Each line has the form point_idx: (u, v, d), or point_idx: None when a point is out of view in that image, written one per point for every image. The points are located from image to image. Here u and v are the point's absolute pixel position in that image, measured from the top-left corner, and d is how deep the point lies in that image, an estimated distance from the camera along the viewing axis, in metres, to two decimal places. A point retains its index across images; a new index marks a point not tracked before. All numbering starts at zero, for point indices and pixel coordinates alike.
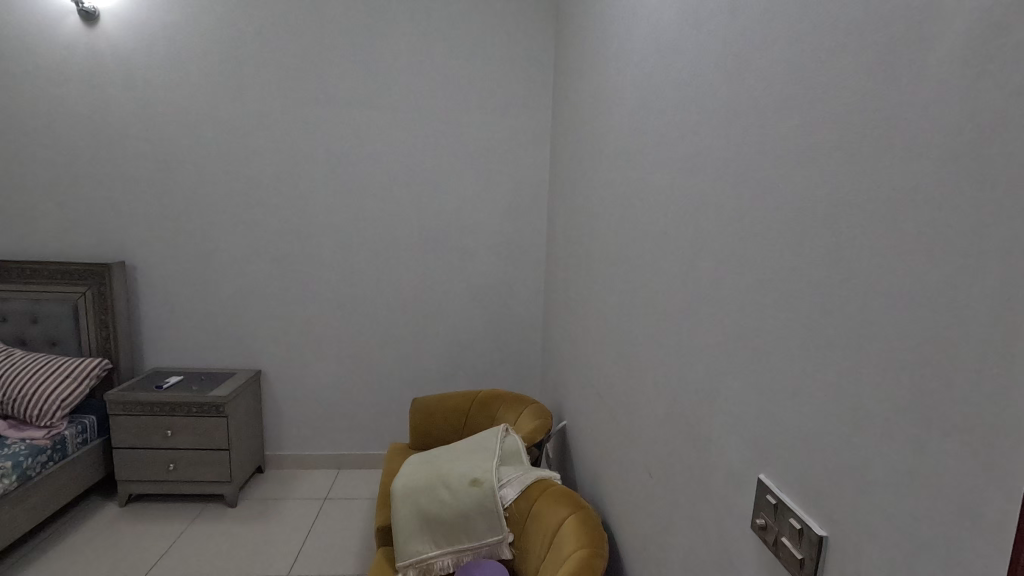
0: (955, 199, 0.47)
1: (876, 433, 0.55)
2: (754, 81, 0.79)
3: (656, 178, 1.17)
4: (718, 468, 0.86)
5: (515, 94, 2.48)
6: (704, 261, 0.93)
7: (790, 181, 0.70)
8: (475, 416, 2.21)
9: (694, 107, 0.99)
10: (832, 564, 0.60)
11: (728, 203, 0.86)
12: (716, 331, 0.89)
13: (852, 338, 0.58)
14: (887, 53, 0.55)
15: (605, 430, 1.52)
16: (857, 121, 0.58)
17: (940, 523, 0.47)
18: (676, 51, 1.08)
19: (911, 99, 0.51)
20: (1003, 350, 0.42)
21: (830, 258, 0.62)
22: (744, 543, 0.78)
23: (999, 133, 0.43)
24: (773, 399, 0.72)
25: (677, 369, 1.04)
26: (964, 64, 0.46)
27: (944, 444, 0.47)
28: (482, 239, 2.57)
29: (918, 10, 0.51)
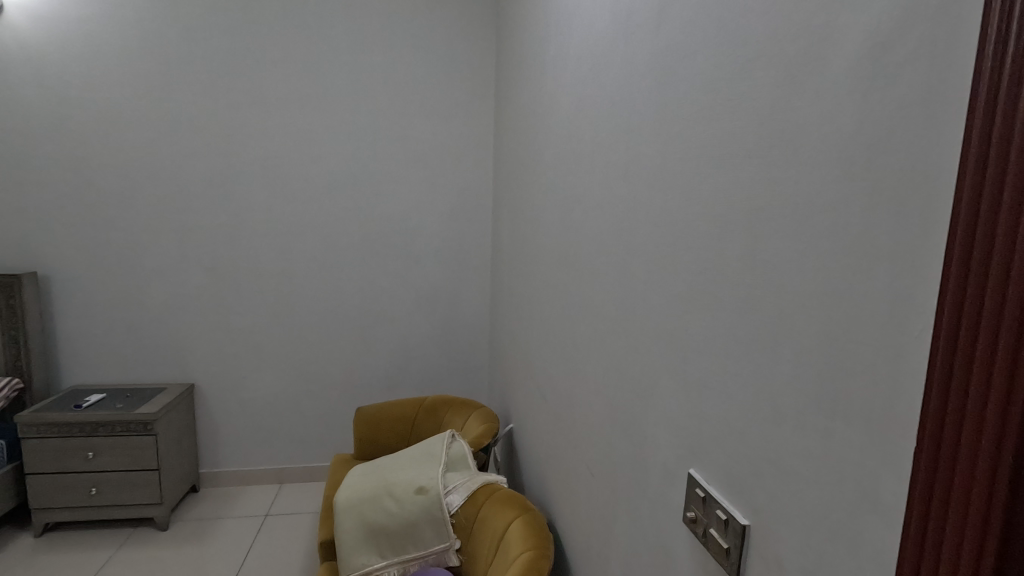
0: (850, 205, 0.50)
1: (790, 425, 0.58)
2: (678, 89, 0.83)
3: (592, 182, 1.20)
4: (653, 465, 0.89)
5: (457, 99, 2.48)
6: (638, 264, 0.96)
7: (712, 186, 0.73)
8: (422, 423, 2.19)
9: (626, 113, 1.02)
10: (754, 551, 0.63)
11: (658, 208, 0.89)
12: (650, 331, 0.91)
13: (768, 336, 0.62)
14: (793, 66, 0.58)
15: (550, 432, 1.54)
16: (768, 130, 0.62)
17: (845, 507, 0.51)
18: (609, 59, 1.11)
19: (815, 110, 0.55)
20: (892, 344, 0.46)
21: (748, 260, 0.65)
22: (678, 537, 0.81)
23: (886, 144, 0.47)
24: (701, 395, 0.75)
25: (614, 369, 1.06)
26: (856, 81, 0.50)
27: (846, 432, 0.51)
28: (426, 243, 2.55)
29: (818, 30, 0.55)
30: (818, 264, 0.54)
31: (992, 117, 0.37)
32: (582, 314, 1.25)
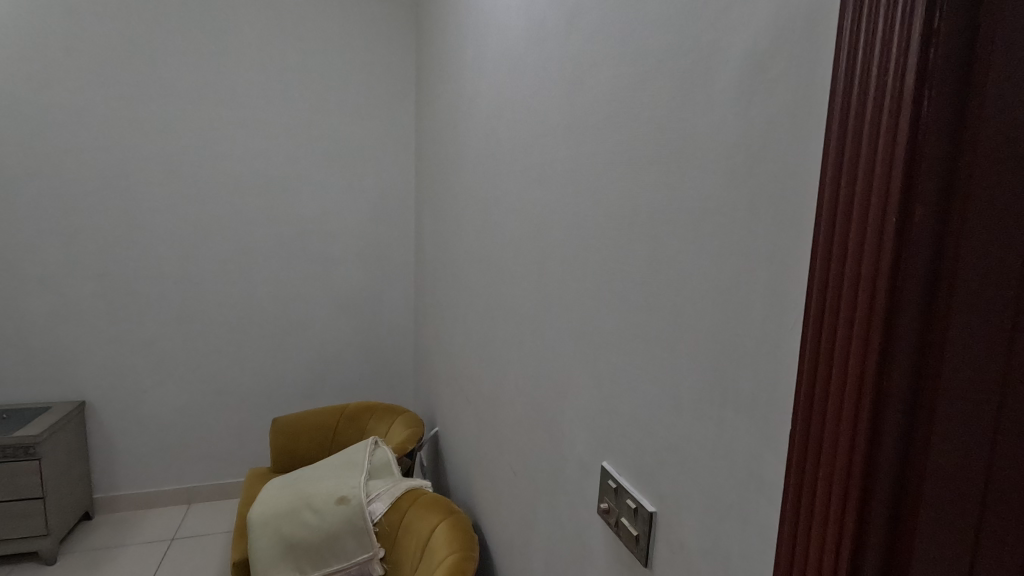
0: (736, 210, 0.55)
1: (688, 415, 0.62)
2: (587, 96, 0.86)
3: (510, 184, 1.22)
4: (570, 461, 0.92)
5: (376, 98, 2.42)
6: (554, 265, 0.98)
7: (618, 190, 0.77)
8: (344, 431, 2.12)
9: (540, 118, 1.04)
10: (660, 536, 0.67)
11: (570, 210, 0.92)
12: (564, 330, 0.94)
13: (668, 332, 0.65)
14: (685, 78, 0.62)
15: (474, 434, 1.54)
16: (665, 138, 0.66)
17: (735, 487, 0.55)
18: (524, 63, 1.13)
19: (705, 120, 0.59)
20: (771, 336, 0.50)
21: (651, 262, 0.69)
22: (594, 529, 0.84)
23: (764, 153, 0.51)
24: (612, 391, 0.78)
25: (534, 368, 1.08)
26: (739, 94, 0.54)
27: (735, 418, 0.55)
28: (346, 246, 2.47)
29: (705, 48, 0.59)
30: (710, 263, 0.58)
31: (845, 130, 0.42)
32: (503, 315, 1.26)
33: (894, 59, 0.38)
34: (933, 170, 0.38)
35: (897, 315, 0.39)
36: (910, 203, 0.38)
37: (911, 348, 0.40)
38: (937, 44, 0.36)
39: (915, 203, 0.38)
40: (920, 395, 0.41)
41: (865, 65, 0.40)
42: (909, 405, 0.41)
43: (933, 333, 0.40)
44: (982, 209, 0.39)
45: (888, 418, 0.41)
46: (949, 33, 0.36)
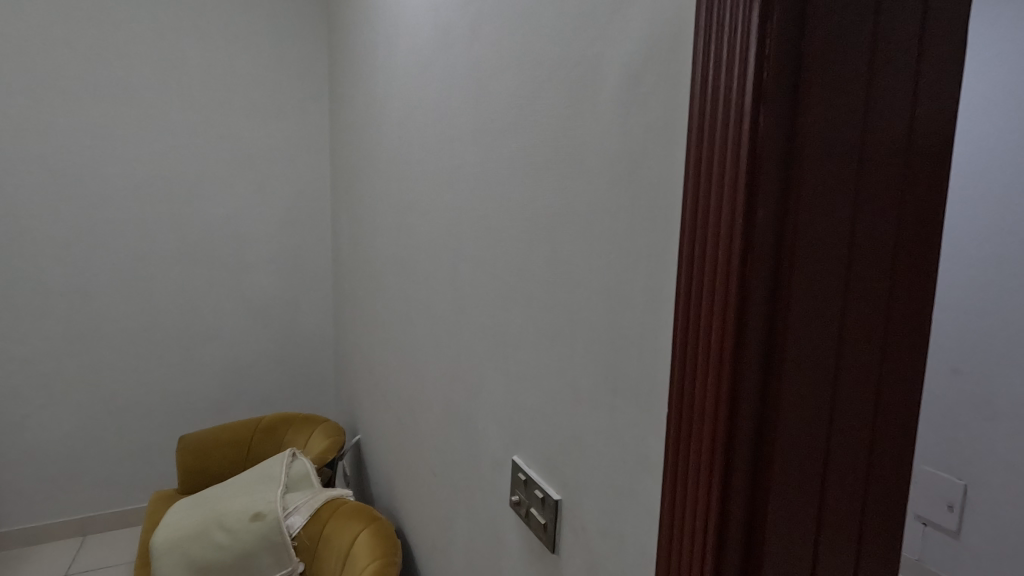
0: (619, 211, 0.59)
1: (585, 405, 0.66)
2: (491, 103, 0.88)
3: (424, 187, 1.22)
4: (484, 457, 0.94)
5: (286, 98, 2.33)
6: (465, 267, 1.00)
7: (521, 194, 0.80)
8: (259, 445, 2.03)
9: (450, 121, 1.06)
10: (565, 522, 0.71)
11: (479, 214, 0.94)
12: (476, 330, 0.96)
13: (567, 328, 0.69)
14: (575, 88, 0.66)
15: (395, 439, 1.52)
16: (560, 145, 0.69)
17: (626, 471, 0.59)
18: (433, 67, 1.13)
19: (593, 129, 0.63)
20: (651, 327, 0.55)
21: (551, 263, 0.72)
22: (507, 522, 0.87)
23: (641, 158, 0.55)
24: (520, 387, 0.81)
25: (449, 369, 1.09)
26: (620, 105, 0.58)
27: (625, 404, 0.59)
28: (258, 251, 2.36)
29: (590, 62, 0.63)
30: (601, 262, 0.62)
31: (703, 139, 0.47)
32: (420, 317, 1.27)
33: (736, 78, 0.44)
34: (771, 175, 0.43)
35: (746, 305, 0.45)
36: (754, 203, 0.44)
37: (759, 333, 0.46)
38: (768, 66, 0.42)
39: (757, 206, 0.44)
40: (768, 372, 0.46)
41: (715, 82, 0.45)
42: (760, 383, 0.46)
43: (777, 318, 0.46)
44: (812, 209, 0.45)
45: (744, 397, 0.46)
46: (778, 56, 0.42)
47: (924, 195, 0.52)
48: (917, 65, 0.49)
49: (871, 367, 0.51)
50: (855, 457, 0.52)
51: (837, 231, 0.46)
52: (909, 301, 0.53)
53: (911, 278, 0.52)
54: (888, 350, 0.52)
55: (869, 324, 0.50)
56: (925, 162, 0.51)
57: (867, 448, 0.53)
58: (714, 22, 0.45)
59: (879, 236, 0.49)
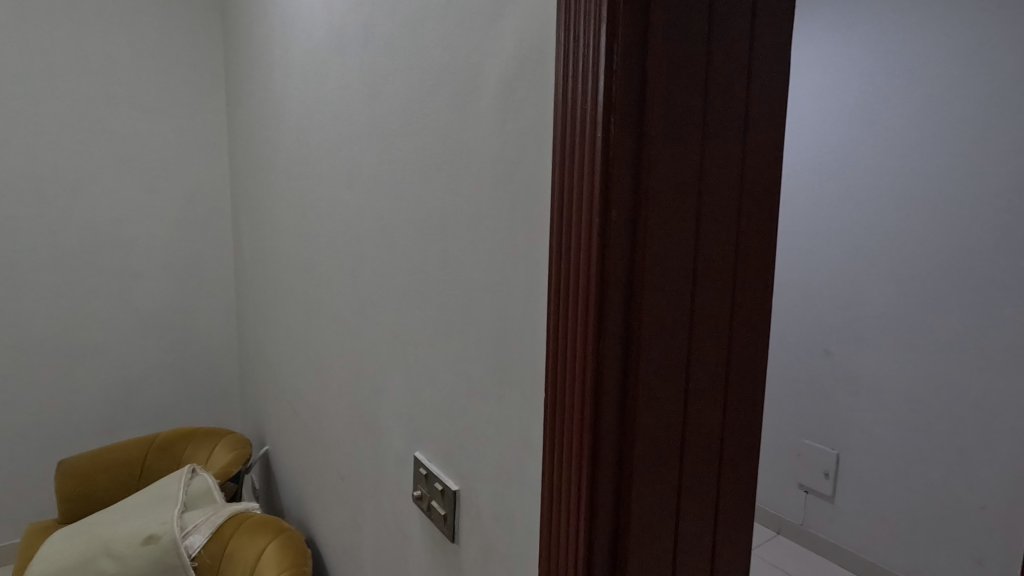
0: (500, 212, 0.62)
1: (477, 397, 0.69)
2: (385, 105, 0.89)
3: (323, 188, 1.20)
4: (388, 456, 0.95)
5: (176, 92, 2.18)
6: (365, 268, 1.00)
7: (414, 195, 0.81)
8: (154, 463, 1.89)
9: (347, 122, 1.05)
10: (463, 511, 0.73)
11: (377, 215, 0.94)
12: (378, 330, 0.96)
13: (459, 325, 0.72)
14: (460, 94, 0.69)
15: (302, 447, 1.49)
16: (448, 148, 0.72)
17: (513, 455, 0.63)
18: (329, 66, 1.12)
19: (475, 133, 0.66)
20: (530, 320, 0.59)
21: (444, 262, 0.74)
22: (411, 518, 0.88)
23: (517, 163, 0.59)
24: (420, 384, 0.83)
25: (353, 371, 1.08)
26: (498, 111, 0.62)
27: (511, 394, 0.63)
28: (149, 256, 2.20)
29: (472, 69, 0.66)
30: (486, 260, 0.66)
31: (565, 146, 0.51)
32: (323, 319, 1.24)
33: (590, 88, 0.48)
34: (623, 180, 0.48)
35: (605, 298, 0.50)
36: (608, 205, 0.49)
37: (619, 321, 0.51)
38: (615, 80, 0.47)
39: (611, 208, 0.49)
40: (628, 355, 0.51)
41: (574, 94, 0.50)
42: (621, 366, 0.51)
43: (634, 308, 0.51)
44: (660, 207, 0.50)
45: (606, 379, 0.51)
46: (623, 71, 0.47)
47: (763, 193, 0.58)
48: (748, 77, 0.55)
49: (720, 348, 0.57)
50: (709, 430, 0.58)
51: (683, 228, 0.52)
52: (754, 288, 0.59)
53: (754, 268, 0.59)
54: (736, 334, 0.59)
55: (717, 310, 0.56)
56: (763, 163, 0.57)
57: (720, 422, 0.59)
58: (570, 38, 0.50)
59: (722, 231, 0.55)
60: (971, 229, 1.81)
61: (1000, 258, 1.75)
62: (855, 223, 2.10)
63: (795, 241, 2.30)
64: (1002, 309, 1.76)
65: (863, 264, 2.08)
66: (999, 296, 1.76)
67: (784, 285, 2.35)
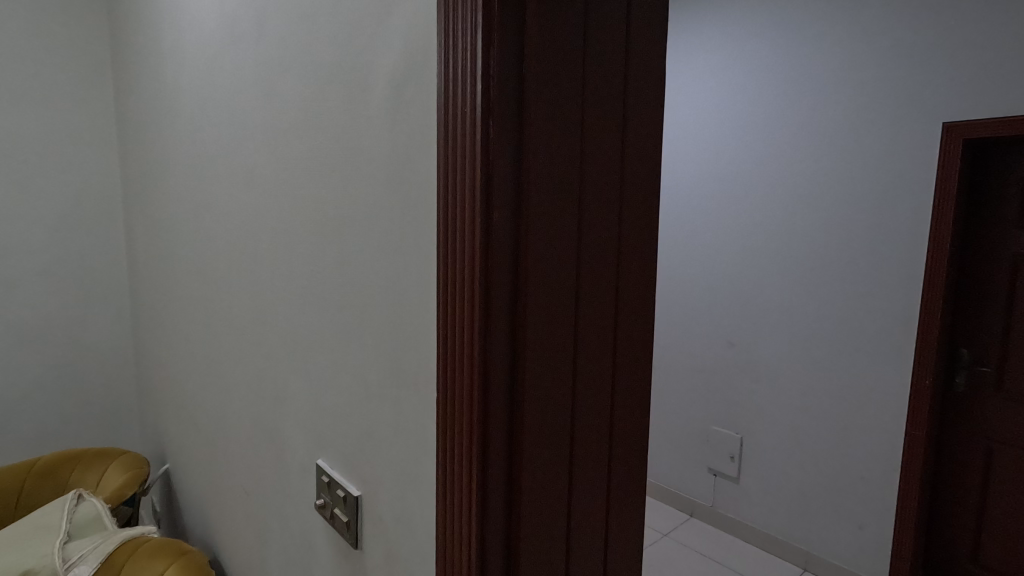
0: (392, 212, 0.62)
1: (377, 401, 0.68)
2: (279, 102, 0.85)
3: (219, 187, 1.13)
4: (292, 465, 0.91)
5: (54, 82, 1.99)
6: (263, 270, 0.96)
7: (311, 195, 0.79)
8: (33, 491, 1.70)
9: (241, 117, 1.00)
10: (365, 516, 0.72)
11: (274, 215, 0.90)
12: (277, 335, 0.93)
13: (357, 328, 0.70)
14: (350, 94, 0.68)
15: (205, 463, 1.40)
16: (341, 148, 0.71)
17: (411, 456, 0.63)
18: (222, 61, 1.06)
19: (366, 134, 0.66)
20: (422, 321, 0.59)
21: (341, 263, 0.73)
22: (316, 528, 0.85)
23: (407, 163, 0.59)
24: (321, 389, 0.80)
25: (254, 379, 1.03)
26: (389, 110, 0.61)
27: (407, 395, 0.62)
28: (25, 263, 1.98)
29: (360, 69, 0.66)
30: (380, 261, 0.65)
31: (449, 148, 0.52)
32: (222, 327, 1.18)
33: (469, 94, 0.49)
34: (504, 181, 0.50)
35: (490, 297, 0.51)
36: (490, 205, 0.50)
37: (505, 318, 0.52)
38: (492, 84, 0.48)
39: (493, 209, 0.50)
40: (515, 352, 0.53)
41: (456, 96, 0.51)
42: (508, 363, 0.53)
43: (519, 305, 0.52)
44: (542, 208, 0.52)
45: (494, 375, 0.52)
46: (500, 75, 0.48)
47: (642, 199, 0.62)
48: (623, 81, 0.58)
49: (605, 348, 0.60)
50: (597, 427, 0.61)
51: (565, 227, 0.54)
52: (636, 282, 0.62)
53: (637, 263, 0.62)
54: (620, 334, 0.62)
55: (600, 312, 0.59)
56: (640, 168, 0.61)
57: (608, 420, 0.62)
58: (450, 43, 0.51)
59: (602, 234, 0.58)
60: (849, 227, 2.03)
61: (872, 253, 1.97)
62: (753, 223, 2.31)
63: (704, 240, 2.49)
64: (875, 298, 1.97)
65: (760, 260, 2.29)
66: (873, 287, 1.97)
67: (695, 280, 2.53)
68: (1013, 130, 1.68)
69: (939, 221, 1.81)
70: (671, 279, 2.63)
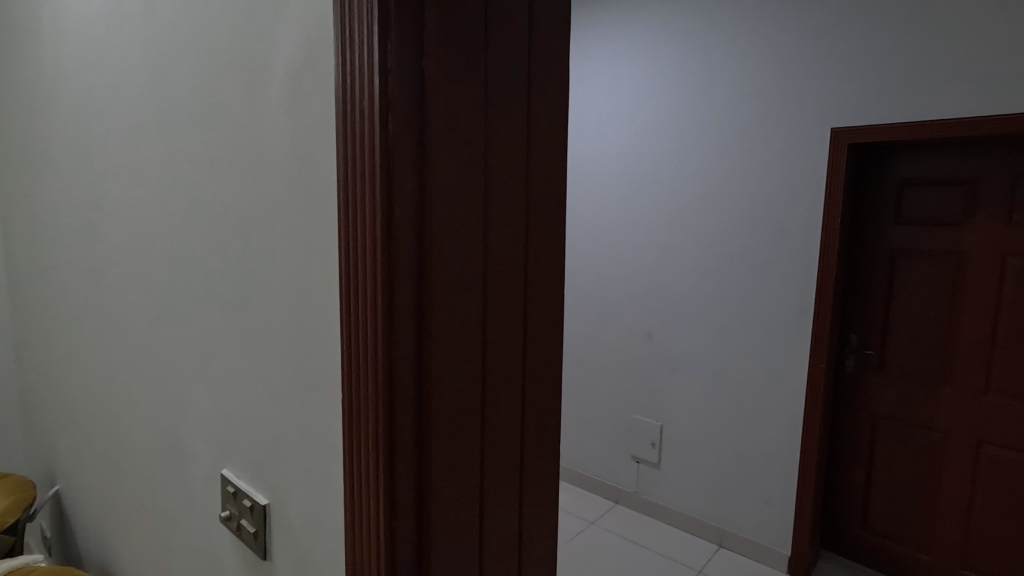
0: (296, 209, 0.60)
1: (284, 404, 0.65)
2: (173, 90, 0.80)
3: (108, 181, 1.04)
4: (195, 476, 0.86)
5: None
6: (160, 271, 0.89)
7: (209, 189, 0.74)
8: None
9: (131, 107, 0.92)
10: (274, 525, 0.69)
11: (169, 212, 0.84)
12: (177, 340, 0.87)
13: (261, 331, 0.67)
14: (248, 85, 0.65)
15: (101, 482, 1.29)
16: (240, 140, 0.67)
17: (320, 460, 0.61)
18: (108, 44, 0.98)
19: (267, 126, 0.63)
20: (328, 320, 0.57)
21: (242, 262, 0.69)
22: (223, 542, 0.81)
23: (309, 157, 0.57)
24: (225, 396, 0.76)
25: (153, 388, 0.96)
26: (290, 102, 0.59)
27: (315, 397, 0.60)
28: None
29: (258, 58, 0.63)
30: (283, 260, 0.62)
31: (349, 141, 0.51)
32: (116, 334, 1.09)
33: (367, 89, 0.49)
34: (406, 176, 0.49)
35: (394, 293, 0.50)
36: (392, 200, 0.49)
37: (410, 313, 0.51)
38: (391, 78, 0.47)
39: (395, 203, 0.49)
40: (421, 348, 0.52)
41: (355, 91, 0.50)
42: (415, 359, 0.52)
43: (425, 301, 0.52)
44: (446, 203, 0.52)
45: (401, 372, 0.51)
46: (400, 68, 0.48)
47: (549, 195, 0.63)
48: (528, 80, 0.59)
49: (515, 343, 0.61)
50: (508, 420, 0.62)
51: (471, 223, 0.54)
52: (545, 276, 0.64)
53: (545, 258, 0.64)
54: (530, 326, 0.63)
55: (509, 305, 0.60)
56: (546, 165, 0.62)
57: (519, 411, 0.63)
58: (348, 35, 0.50)
59: (510, 230, 0.59)
60: (755, 224, 2.17)
61: (775, 248, 2.12)
62: (668, 220, 2.42)
63: (624, 237, 2.58)
64: (778, 290, 2.12)
65: (677, 255, 2.40)
66: (775, 279, 2.13)
67: (617, 276, 2.61)
68: (891, 135, 1.87)
69: (830, 218, 1.98)
70: (595, 275, 2.70)
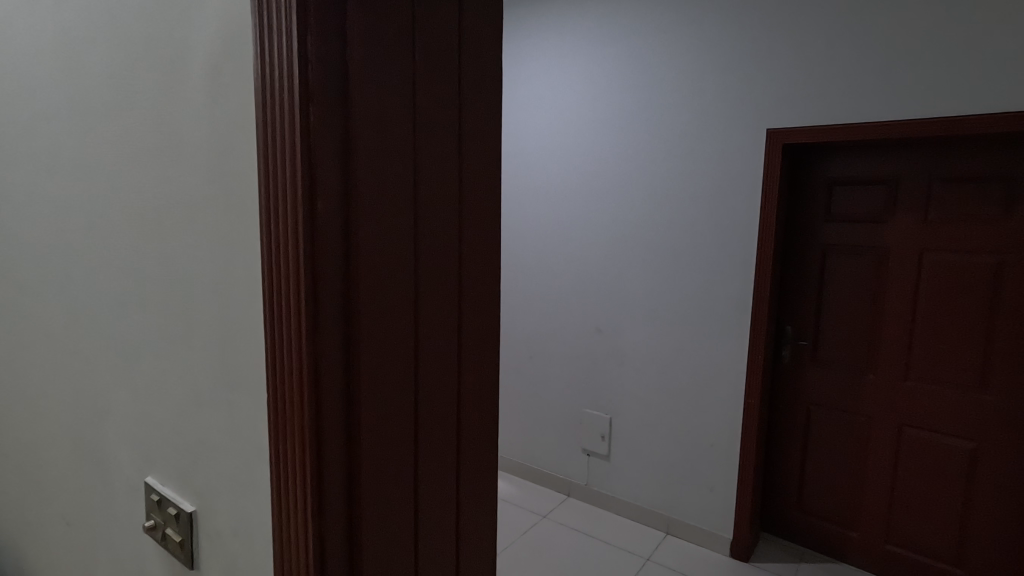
0: (216, 204, 0.57)
1: (209, 407, 0.63)
2: (85, 76, 0.75)
3: (17, 173, 0.97)
4: (118, 485, 0.81)
5: None
6: (76, 268, 0.84)
7: (127, 182, 0.70)
8: None
9: (40, 93, 0.87)
10: (201, 532, 0.67)
11: (85, 205, 0.80)
12: (96, 343, 0.82)
13: (184, 331, 0.64)
14: (165, 73, 0.61)
15: (15, 495, 1.20)
16: (158, 130, 0.64)
17: (247, 463, 0.59)
18: (14, 26, 0.91)
19: (185, 117, 0.60)
20: (252, 319, 0.55)
21: (163, 259, 0.66)
22: (148, 553, 0.77)
23: (230, 151, 0.55)
24: (148, 400, 0.72)
25: (71, 394, 0.91)
26: (209, 92, 0.56)
27: (241, 399, 0.58)
28: None
29: (175, 45, 0.60)
30: (205, 256, 0.60)
31: (269, 133, 0.49)
32: (29, 336, 1.02)
33: (286, 79, 0.47)
34: (329, 170, 0.48)
35: (319, 288, 0.49)
36: (315, 194, 0.48)
37: (336, 309, 0.50)
38: (312, 68, 0.46)
39: (317, 197, 0.48)
40: (349, 345, 0.51)
41: (274, 79, 0.48)
42: (343, 356, 0.51)
43: (352, 297, 0.51)
44: (372, 197, 0.51)
45: (327, 369, 0.50)
46: (320, 58, 0.46)
47: (482, 191, 0.64)
48: (458, 75, 0.59)
49: (448, 338, 0.61)
50: (443, 416, 0.62)
51: (400, 217, 0.54)
52: (479, 271, 0.64)
53: (479, 253, 0.64)
54: (463, 321, 0.63)
55: (442, 300, 0.60)
56: (478, 159, 0.62)
57: (455, 406, 0.63)
58: (265, 23, 0.48)
59: (441, 225, 0.58)
60: (696, 221, 2.24)
61: (715, 244, 2.20)
62: (614, 217, 2.47)
63: (572, 234, 2.61)
64: (718, 284, 2.20)
65: (623, 251, 2.45)
66: (716, 274, 2.21)
67: (566, 272, 2.65)
68: (821, 136, 1.97)
69: (766, 215, 2.07)
70: (544, 270, 2.73)
